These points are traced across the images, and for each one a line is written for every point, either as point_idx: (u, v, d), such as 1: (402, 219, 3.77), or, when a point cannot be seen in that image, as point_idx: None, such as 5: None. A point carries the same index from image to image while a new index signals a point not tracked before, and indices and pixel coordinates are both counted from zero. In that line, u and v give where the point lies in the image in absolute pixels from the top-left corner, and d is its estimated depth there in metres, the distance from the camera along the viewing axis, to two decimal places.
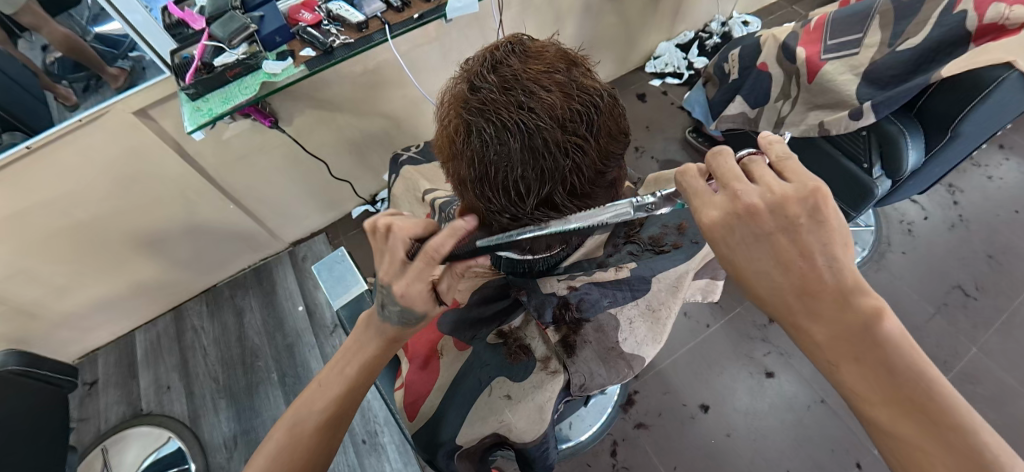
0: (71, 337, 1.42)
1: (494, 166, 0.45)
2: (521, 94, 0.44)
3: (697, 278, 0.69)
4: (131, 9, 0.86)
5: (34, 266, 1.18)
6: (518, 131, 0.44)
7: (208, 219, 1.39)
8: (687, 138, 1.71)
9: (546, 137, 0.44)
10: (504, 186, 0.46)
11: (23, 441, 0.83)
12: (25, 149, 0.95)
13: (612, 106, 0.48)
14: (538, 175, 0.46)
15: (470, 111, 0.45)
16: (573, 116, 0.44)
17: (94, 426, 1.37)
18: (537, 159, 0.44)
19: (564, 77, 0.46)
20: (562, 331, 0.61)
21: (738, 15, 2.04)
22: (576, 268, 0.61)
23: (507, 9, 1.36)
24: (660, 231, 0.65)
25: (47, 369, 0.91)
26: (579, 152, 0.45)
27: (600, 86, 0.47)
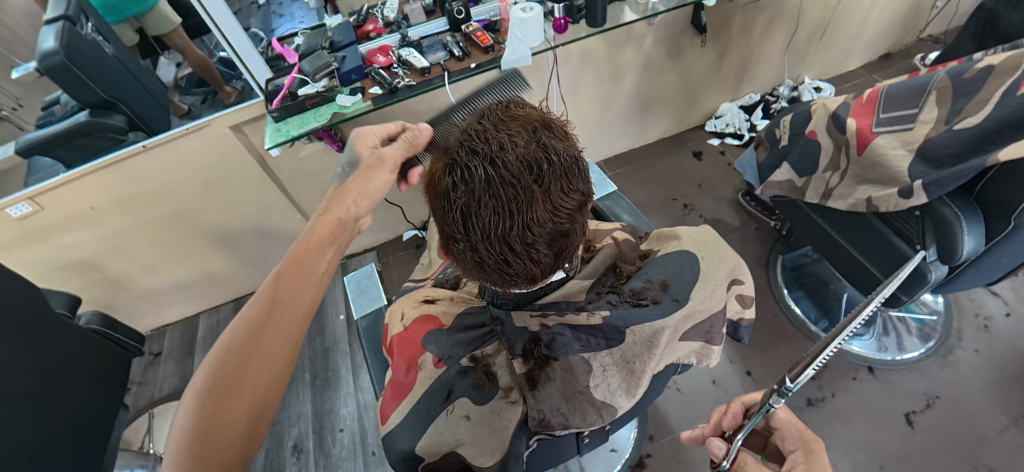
0: (148, 310, 1.64)
1: (454, 201, 0.50)
2: (488, 143, 0.50)
3: (685, 340, 0.62)
4: (243, 46, 1.07)
5: (132, 245, 1.41)
6: (478, 173, 0.49)
7: (276, 224, 1.57)
8: (740, 200, 1.66)
9: (502, 183, 0.49)
10: (459, 219, 0.51)
11: (86, 386, 0.98)
12: (140, 147, 1.17)
13: (572, 166, 0.52)
14: (492, 216, 0.50)
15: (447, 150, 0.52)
16: (528, 169, 0.49)
17: (148, 393, 1.54)
18: (488, 201, 0.49)
19: (530, 135, 0.51)
20: (528, 365, 0.57)
21: (810, 81, 1.99)
22: (550, 307, 0.61)
23: (565, 63, 1.46)
24: (643, 285, 0.63)
25: (120, 333, 1.11)
26: (527, 202, 0.49)
27: (564, 148, 0.52)
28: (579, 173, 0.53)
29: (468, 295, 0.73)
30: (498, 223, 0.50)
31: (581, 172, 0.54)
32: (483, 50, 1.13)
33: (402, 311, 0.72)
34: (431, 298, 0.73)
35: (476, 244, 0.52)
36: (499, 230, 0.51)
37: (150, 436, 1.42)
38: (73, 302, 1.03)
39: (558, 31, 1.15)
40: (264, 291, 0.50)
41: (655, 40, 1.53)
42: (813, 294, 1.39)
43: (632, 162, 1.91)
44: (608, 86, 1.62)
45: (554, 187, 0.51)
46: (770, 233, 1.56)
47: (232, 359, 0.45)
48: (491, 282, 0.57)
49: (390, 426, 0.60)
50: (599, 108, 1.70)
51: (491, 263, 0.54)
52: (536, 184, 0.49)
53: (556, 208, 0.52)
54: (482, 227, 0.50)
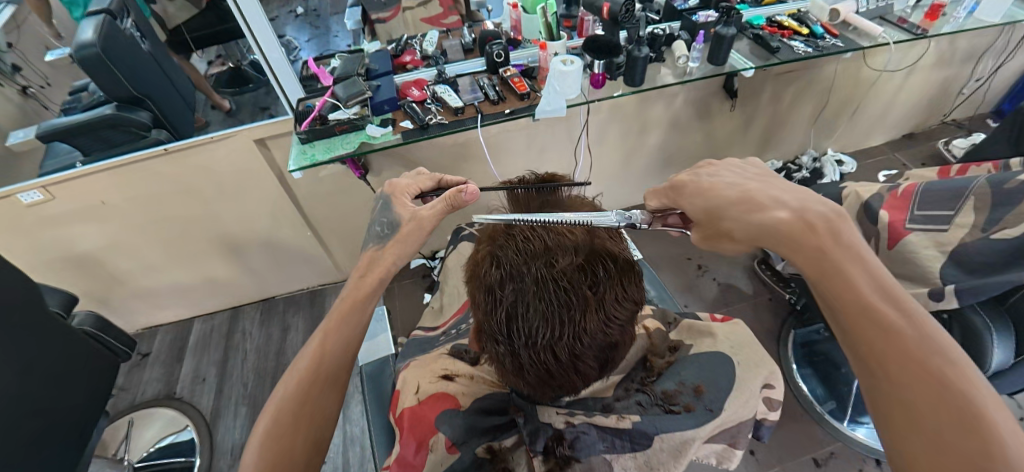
0: (144, 309, 1.62)
1: (505, 302, 0.51)
2: (544, 246, 0.52)
3: (710, 444, 0.59)
4: (268, 46, 1.07)
5: (139, 243, 1.40)
6: (533, 278, 0.50)
7: (287, 239, 1.56)
8: (754, 267, 1.64)
9: (556, 289, 0.50)
10: (506, 321, 0.52)
11: (73, 392, 0.95)
12: (162, 150, 1.18)
13: (623, 277, 0.54)
14: (543, 323, 0.50)
15: (501, 248, 0.54)
16: (583, 278, 0.51)
17: (130, 397, 1.50)
18: (539, 308, 0.50)
19: (584, 242, 0.54)
20: (549, 464, 0.55)
21: (832, 153, 2.00)
22: (577, 405, 0.60)
23: (595, 114, 1.47)
24: (675, 387, 0.61)
25: (113, 337, 1.08)
26: (579, 313, 0.51)
27: (615, 259, 0.54)
28: (630, 283, 0.55)
29: (489, 373, 0.70)
30: (548, 330, 0.51)
31: (632, 281, 0.56)
32: (519, 96, 1.15)
33: (416, 383, 0.70)
34: (450, 373, 0.70)
35: (520, 348, 0.52)
36: (549, 338, 0.51)
37: (125, 444, 1.37)
38: (71, 301, 1.00)
39: (594, 85, 1.17)
40: (328, 324, 0.62)
41: (686, 99, 1.54)
42: (822, 374, 1.36)
43: None
44: (634, 138, 1.63)
45: (606, 296, 0.52)
46: (783, 305, 1.53)
47: (291, 391, 0.56)
48: (529, 385, 0.56)
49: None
50: (622, 158, 1.71)
51: (534, 368, 0.53)
52: (589, 292, 0.51)
53: (607, 318, 0.53)
54: (531, 333, 0.51)
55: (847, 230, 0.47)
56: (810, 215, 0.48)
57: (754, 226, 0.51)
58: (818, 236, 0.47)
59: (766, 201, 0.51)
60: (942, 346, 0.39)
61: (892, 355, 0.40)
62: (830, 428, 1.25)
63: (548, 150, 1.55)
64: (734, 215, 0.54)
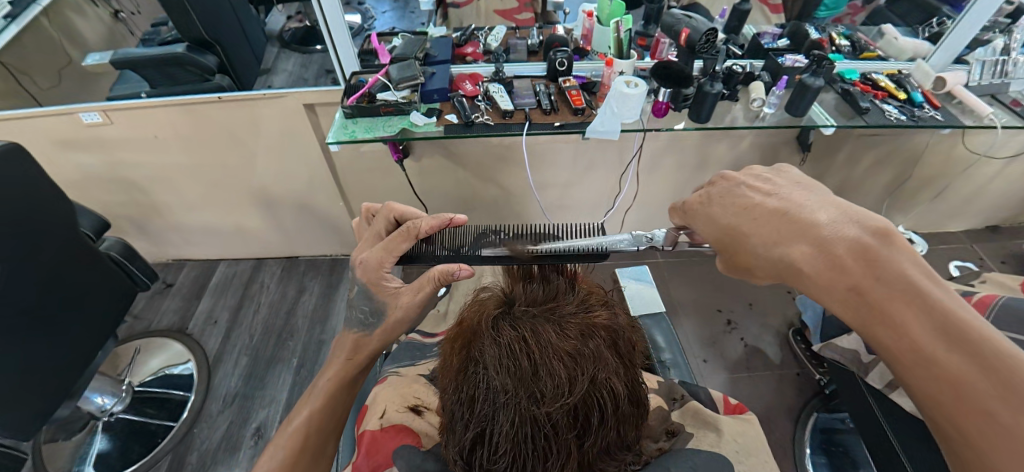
0: (176, 241, 1.69)
1: (477, 423, 0.47)
2: (534, 373, 0.44)
3: None
4: (332, 17, 1.08)
5: (182, 180, 1.45)
6: (514, 406, 0.45)
7: (319, 204, 1.58)
8: (787, 335, 1.51)
9: (536, 426, 0.45)
10: (474, 437, 0.48)
11: (88, 314, 0.99)
12: (215, 98, 1.21)
13: (616, 417, 0.48)
14: (514, 455, 0.47)
15: (486, 357, 0.46)
16: (568, 416, 0.45)
17: (145, 324, 1.58)
18: (512, 440, 0.46)
19: (587, 375, 0.45)
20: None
21: (903, 230, 1.82)
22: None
23: (651, 140, 1.40)
24: None
25: (137, 266, 1.11)
26: (555, 453, 0.47)
27: (615, 396, 0.47)
28: (623, 423, 0.50)
29: None
30: (518, 460, 0.47)
31: (626, 411, 0.50)
32: (573, 111, 1.09)
33: (383, 408, 0.70)
34: (419, 405, 0.72)
35: (482, 464, 0.49)
36: (517, 466, 0.48)
37: (131, 366, 1.44)
38: (102, 226, 1.04)
39: (656, 114, 1.09)
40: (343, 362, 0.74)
41: (753, 143, 1.43)
42: (837, 468, 1.23)
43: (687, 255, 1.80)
44: (688, 173, 1.54)
45: (591, 434, 0.48)
46: (811, 383, 1.40)
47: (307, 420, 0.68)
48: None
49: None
50: (669, 191, 1.62)
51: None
52: (572, 430, 0.46)
53: (585, 453, 0.49)
54: (498, 459, 0.47)
55: (883, 250, 0.46)
56: (831, 245, 0.48)
57: (774, 260, 0.53)
58: (808, 248, 0.49)
59: (788, 231, 0.52)
60: (976, 329, 0.40)
61: (918, 347, 0.42)
62: None
63: (594, 169, 1.49)
64: (751, 239, 0.56)
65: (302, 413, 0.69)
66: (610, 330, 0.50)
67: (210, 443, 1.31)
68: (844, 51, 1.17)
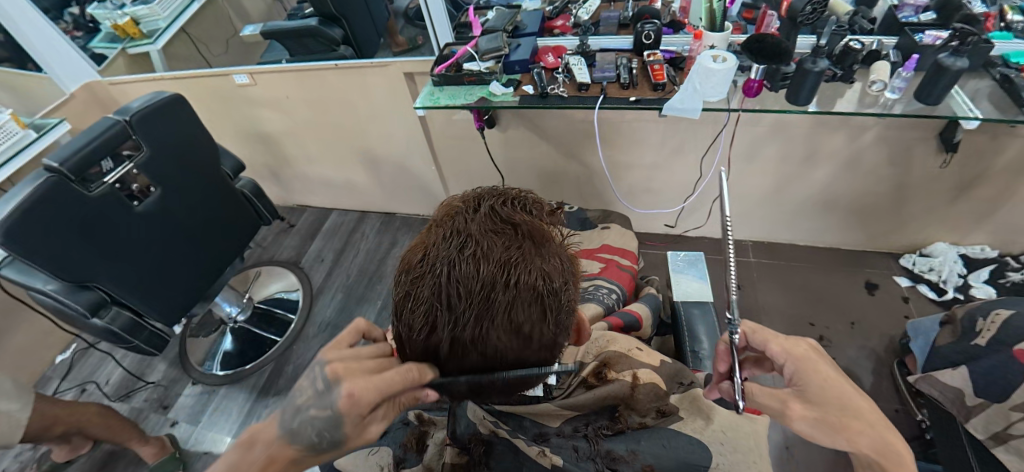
0: (300, 189, 2.01)
1: (405, 286, 0.50)
2: (460, 246, 0.47)
3: None
4: None
5: (303, 136, 1.71)
6: (436, 269, 0.47)
7: (414, 167, 1.74)
8: (891, 366, 1.29)
9: (447, 290, 0.46)
10: (403, 302, 0.50)
11: (222, 238, 1.24)
12: (333, 65, 1.39)
13: (535, 307, 0.47)
14: (428, 316, 0.48)
15: (432, 233, 0.51)
16: (480, 291, 0.46)
17: (270, 253, 1.91)
18: (427, 301, 0.48)
19: (510, 254, 0.47)
20: (457, 457, 0.57)
21: None
22: (509, 418, 0.60)
23: (750, 125, 1.26)
24: (626, 454, 0.56)
25: (262, 204, 1.36)
26: (466, 324, 0.47)
27: (536, 285, 0.47)
28: (544, 317, 0.48)
29: None
30: (430, 325, 0.48)
31: (547, 309, 0.48)
32: (653, 86, 1.04)
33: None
34: None
35: (408, 329, 0.51)
36: (431, 330, 0.49)
37: (256, 285, 1.77)
38: (239, 167, 1.28)
39: (747, 94, 1.00)
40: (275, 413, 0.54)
41: (878, 136, 1.21)
42: None
43: (785, 259, 1.61)
44: (791, 166, 1.36)
45: (503, 316, 0.46)
46: (911, 425, 1.19)
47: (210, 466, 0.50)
48: (414, 363, 0.54)
49: None
50: (768, 186, 1.45)
51: (416, 350, 0.52)
52: (483, 305, 0.46)
53: (495, 339, 0.47)
54: (416, 321, 0.49)
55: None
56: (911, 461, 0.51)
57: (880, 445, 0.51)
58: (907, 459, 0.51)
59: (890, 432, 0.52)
60: None
61: None
62: None
63: (680, 153, 1.39)
64: (871, 423, 0.52)
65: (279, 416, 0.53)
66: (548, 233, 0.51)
67: (304, 360, 1.55)
68: (1015, 29, 0.96)
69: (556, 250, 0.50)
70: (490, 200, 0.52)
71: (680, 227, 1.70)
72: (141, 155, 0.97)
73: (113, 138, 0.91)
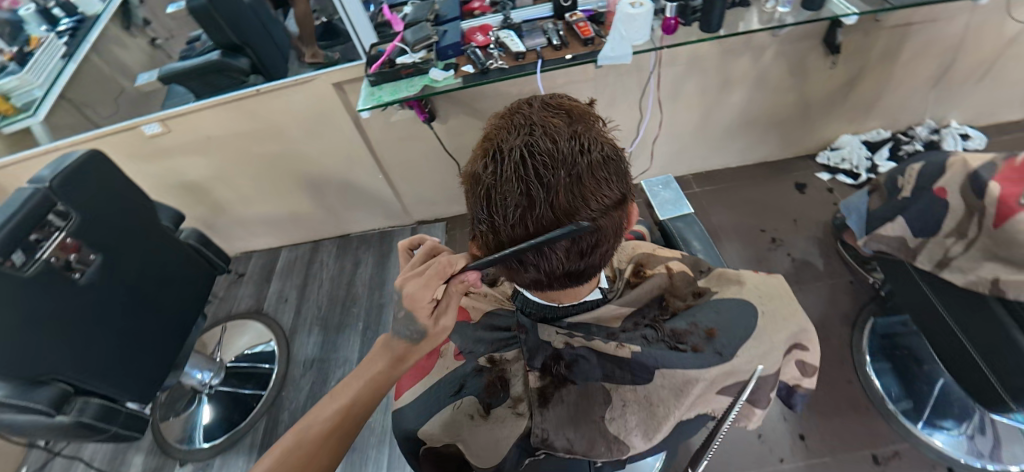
0: (240, 234, 1.87)
1: (485, 187, 0.50)
2: (528, 130, 0.49)
3: (721, 395, 0.57)
4: None
5: (234, 176, 1.60)
6: (513, 155, 0.48)
7: (361, 180, 1.68)
8: (837, 248, 1.46)
9: (531, 168, 0.47)
10: (486, 205, 0.51)
11: (179, 296, 1.14)
12: (255, 91, 1.31)
13: (610, 167, 0.50)
14: (520, 203, 0.48)
15: (489, 136, 0.52)
16: (562, 159, 0.48)
17: (227, 307, 1.77)
18: (515, 188, 0.48)
19: (574, 127, 0.49)
20: (544, 380, 0.58)
21: (958, 125, 1.66)
22: (578, 329, 0.61)
23: (670, 65, 1.37)
24: (686, 328, 0.59)
25: (212, 251, 1.26)
26: (560, 195, 0.48)
27: (604, 147, 0.50)
28: (619, 177, 0.51)
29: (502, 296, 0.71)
30: (522, 211, 0.49)
31: (619, 170, 0.51)
32: (583, 42, 1.10)
33: None
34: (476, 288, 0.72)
35: (499, 230, 0.51)
36: (525, 216, 0.49)
37: (222, 344, 1.63)
38: (179, 218, 1.18)
39: (666, 32, 1.08)
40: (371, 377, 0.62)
41: (777, 53, 1.37)
42: (901, 370, 1.20)
43: (725, 182, 1.76)
44: (713, 96, 1.49)
45: (588, 179, 0.48)
46: (866, 289, 1.36)
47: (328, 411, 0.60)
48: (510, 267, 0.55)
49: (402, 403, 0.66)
50: (696, 119, 1.58)
51: (508, 246, 0.52)
52: (568, 171, 0.48)
53: (587, 204, 0.49)
54: (507, 213, 0.49)
55: None
56: None
57: None
58: None
59: None
60: None
61: None
62: (903, 431, 1.11)
63: (614, 105, 1.47)
64: None
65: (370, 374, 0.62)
66: (590, 112, 0.54)
67: (298, 403, 1.46)
68: None
69: (603, 124, 0.54)
70: (532, 99, 0.55)
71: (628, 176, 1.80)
72: (72, 221, 0.86)
73: (36, 209, 0.81)
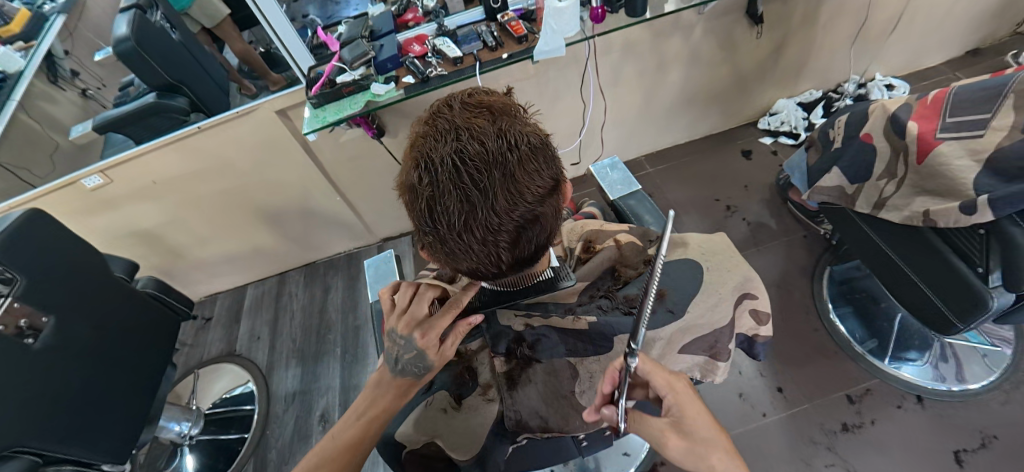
0: (201, 277, 1.81)
1: (423, 197, 0.50)
2: (454, 135, 0.50)
3: (686, 353, 0.60)
4: (272, 13, 1.07)
5: (186, 218, 1.55)
6: (445, 164, 0.49)
7: (320, 205, 1.66)
8: (788, 207, 1.53)
9: (465, 173, 0.49)
10: (428, 215, 0.51)
11: (144, 347, 1.10)
12: (196, 129, 1.28)
13: (540, 159, 0.52)
14: (461, 208, 0.49)
15: (416, 146, 0.52)
16: (492, 159, 0.49)
17: (198, 354, 1.70)
18: (454, 196, 0.49)
19: (498, 125, 0.50)
20: (510, 364, 0.60)
21: (881, 77, 1.78)
22: (536, 307, 0.62)
23: (607, 53, 1.41)
24: (637, 293, 0.63)
25: (172, 296, 1.22)
26: (497, 194, 0.49)
27: (531, 140, 0.52)
28: (551, 165, 0.53)
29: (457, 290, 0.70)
30: (465, 215, 0.50)
31: (549, 158, 0.53)
32: (517, 40, 1.12)
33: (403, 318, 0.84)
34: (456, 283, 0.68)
35: (446, 237, 0.52)
36: (469, 220, 0.50)
37: (197, 393, 1.57)
38: (132, 268, 1.14)
39: (596, 21, 1.12)
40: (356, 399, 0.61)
41: (705, 30, 1.43)
42: (861, 311, 1.27)
43: (677, 159, 1.82)
44: (652, 77, 1.54)
45: (521, 174, 0.50)
46: (819, 241, 1.43)
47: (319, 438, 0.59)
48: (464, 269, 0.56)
49: None
50: (640, 102, 1.63)
51: (458, 251, 0.53)
52: (501, 171, 0.49)
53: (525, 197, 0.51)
54: (450, 220, 0.50)
55: None
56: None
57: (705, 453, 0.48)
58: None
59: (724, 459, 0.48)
60: None
61: None
62: (872, 368, 1.17)
63: (560, 98, 1.50)
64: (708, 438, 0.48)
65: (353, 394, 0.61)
66: (511, 105, 0.55)
67: (285, 439, 1.42)
68: None
69: (525, 115, 0.55)
70: (452, 100, 0.55)
71: (584, 165, 1.84)
72: (18, 284, 0.82)
73: None
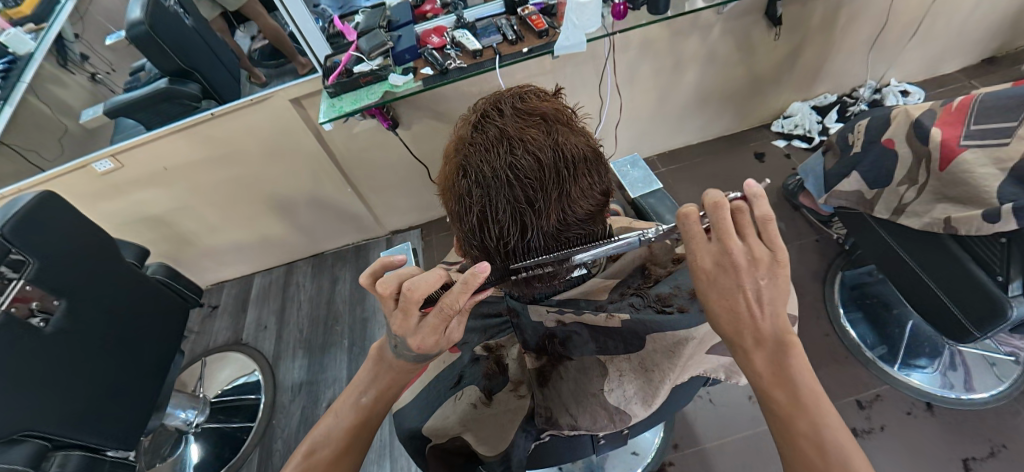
0: (209, 265, 1.81)
1: (474, 209, 0.51)
2: (508, 150, 0.49)
3: (713, 355, 0.61)
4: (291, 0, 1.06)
5: (196, 205, 1.54)
6: (501, 180, 0.49)
7: (330, 196, 1.65)
8: (800, 210, 1.53)
9: (520, 192, 0.49)
10: (478, 227, 0.53)
11: (153, 333, 1.10)
12: (209, 115, 1.27)
13: (590, 176, 0.53)
14: (515, 225, 0.51)
15: (464, 153, 0.51)
16: (548, 177, 0.50)
17: (204, 342, 1.70)
18: (508, 212, 0.50)
19: (553, 141, 0.50)
20: (541, 360, 0.61)
21: (897, 83, 1.77)
22: (569, 304, 0.63)
23: (624, 51, 1.40)
24: (670, 292, 0.63)
25: (182, 283, 1.21)
26: (551, 213, 0.52)
27: (583, 156, 0.52)
28: (599, 181, 0.54)
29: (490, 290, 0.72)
30: (517, 230, 0.52)
31: (598, 173, 0.54)
32: (537, 34, 1.11)
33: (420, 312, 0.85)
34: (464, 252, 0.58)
35: (494, 249, 0.54)
36: (520, 235, 0.52)
37: (203, 381, 1.57)
38: (142, 254, 1.13)
39: (616, 18, 1.11)
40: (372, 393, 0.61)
41: (723, 30, 1.42)
42: (872, 317, 1.26)
43: (688, 160, 1.81)
44: (667, 76, 1.53)
45: (573, 193, 0.52)
46: (831, 246, 1.43)
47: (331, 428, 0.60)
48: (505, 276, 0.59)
49: (404, 403, 0.68)
50: (654, 101, 1.62)
51: (503, 260, 0.56)
52: (556, 190, 0.51)
53: (574, 214, 0.53)
54: (502, 234, 0.52)
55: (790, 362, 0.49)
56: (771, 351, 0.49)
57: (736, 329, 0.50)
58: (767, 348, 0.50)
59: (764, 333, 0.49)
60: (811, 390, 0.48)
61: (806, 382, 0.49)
62: (883, 374, 1.17)
63: (574, 95, 1.50)
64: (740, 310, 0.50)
65: (368, 388, 0.62)
66: (560, 111, 0.54)
67: (291, 429, 1.42)
68: None
69: (575, 122, 0.55)
70: (501, 102, 0.54)
71: None
72: (30, 267, 0.82)
73: None
